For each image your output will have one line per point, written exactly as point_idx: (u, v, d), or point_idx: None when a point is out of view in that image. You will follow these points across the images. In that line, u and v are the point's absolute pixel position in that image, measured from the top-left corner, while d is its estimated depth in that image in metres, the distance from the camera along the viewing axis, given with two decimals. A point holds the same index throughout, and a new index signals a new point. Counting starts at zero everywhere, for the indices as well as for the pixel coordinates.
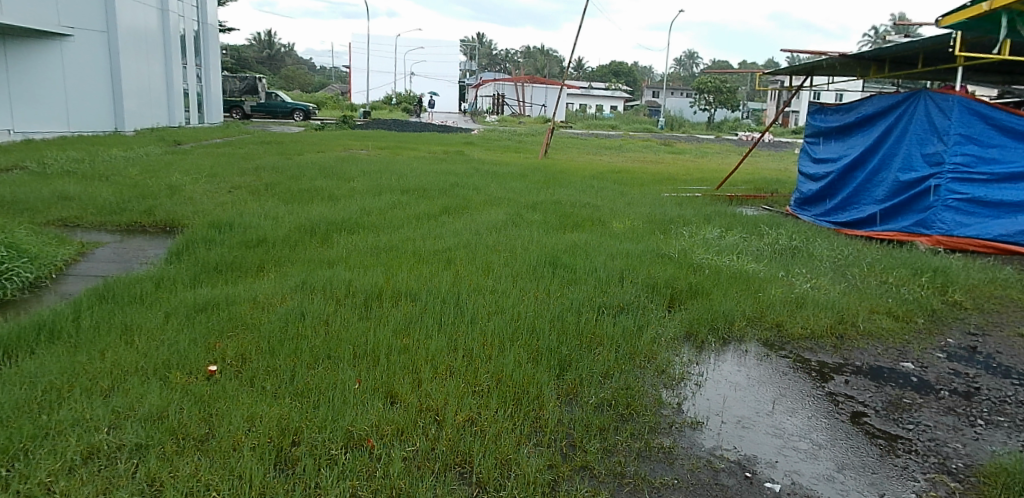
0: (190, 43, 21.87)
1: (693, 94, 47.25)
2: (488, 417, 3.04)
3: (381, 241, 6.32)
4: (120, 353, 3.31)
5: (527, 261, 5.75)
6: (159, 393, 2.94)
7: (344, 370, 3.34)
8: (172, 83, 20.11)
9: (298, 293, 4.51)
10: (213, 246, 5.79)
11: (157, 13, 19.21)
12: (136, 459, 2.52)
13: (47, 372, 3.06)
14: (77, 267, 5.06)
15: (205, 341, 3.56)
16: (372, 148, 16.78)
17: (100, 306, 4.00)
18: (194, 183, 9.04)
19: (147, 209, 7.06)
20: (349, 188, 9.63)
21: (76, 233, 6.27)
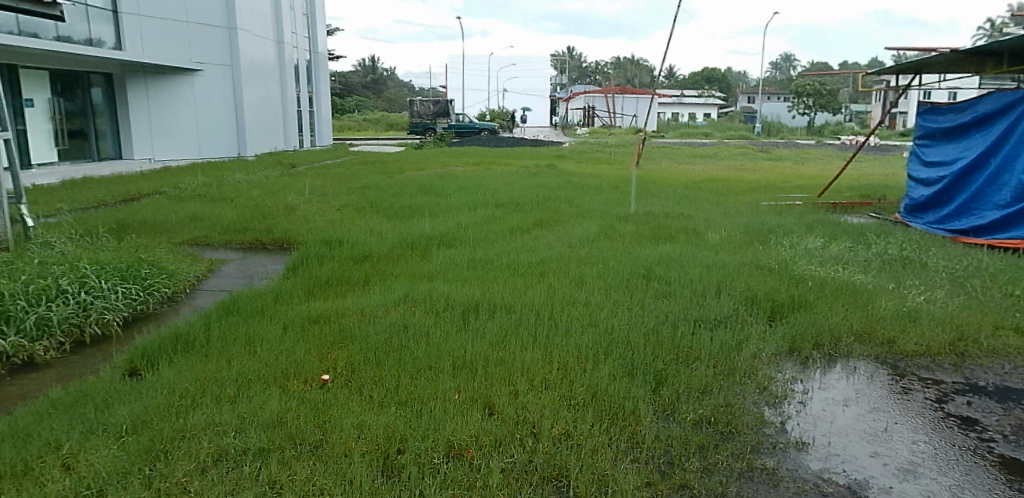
0: (302, 71, 23.29)
1: (792, 98, 45.41)
2: (584, 431, 3.07)
3: (477, 255, 6.49)
4: (244, 363, 3.59)
5: (619, 274, 5.74)
6: (277, 401, 3.16)
7: (444, 381, 3.46)
8: (287, 110, 21.49)
9: (400, 306, 4.72)
10: (323, 261, 6.16)
11: (274, 46, 20.61)
12: (258, 462, 2.71)
13: (182, 380, 3.36)
14: (207, 282, 5.52)
15: (317, 352, 3.79)
16: (466, 165, 17.20)
17: (226, 319, 4.35)
18: (306, 202, 9.63)
19: (267, 228, 7.60)
20: (445, 204, 9.93)
21: (205, 250, 6.83)
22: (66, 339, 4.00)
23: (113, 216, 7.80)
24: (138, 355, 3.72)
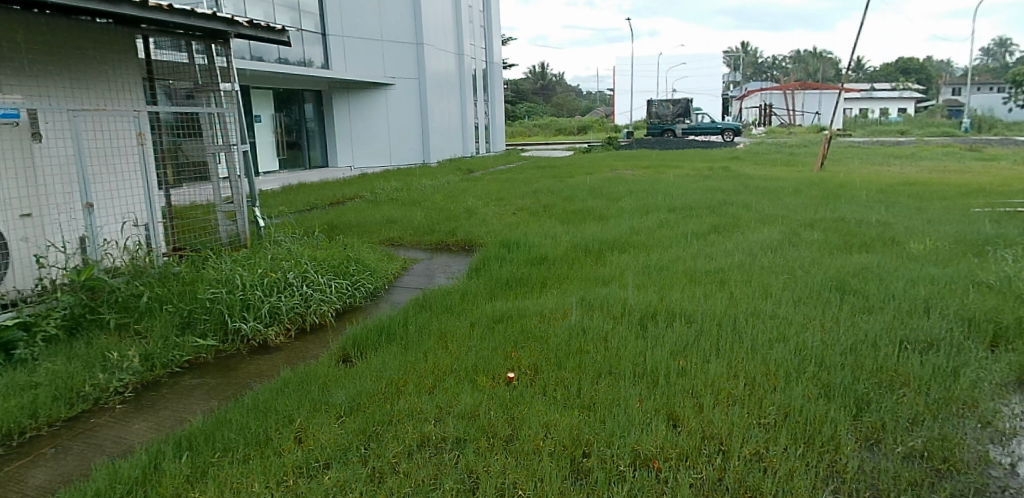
0: (479, 81, 24.40)
1: (1013, 89, 39.62)
2: (778, 453, 2.93)
3: (653, 260, 6.41)
4: (438, 357, 3.85)
5: (809, 285, 5.37)
6: (470, 395, 3.34)
7: (627, 387, 3.45)
8: (466, 119, 22.64)
9: (579, 309, 4.78)
10: (504, 263, 6.42)
11: (455, 58, 21.80)
12: (456, 451, 2.89)
13: (387, 369, 3.67)
14: (402, 280, 6.00)
15: (503, 350, 3.96)
16: (635, 168, 17.00)
17: (420, 315, 4.69)
18: (485, 206, 10.08)
19: (451, 231, 8.07)
20: (617, 208, 9.91)
21: (399, 250, 7.41)
22: (292, 326, 4.56)
23: (322, 217, 8.73)
24: (349, 344, 4.14)
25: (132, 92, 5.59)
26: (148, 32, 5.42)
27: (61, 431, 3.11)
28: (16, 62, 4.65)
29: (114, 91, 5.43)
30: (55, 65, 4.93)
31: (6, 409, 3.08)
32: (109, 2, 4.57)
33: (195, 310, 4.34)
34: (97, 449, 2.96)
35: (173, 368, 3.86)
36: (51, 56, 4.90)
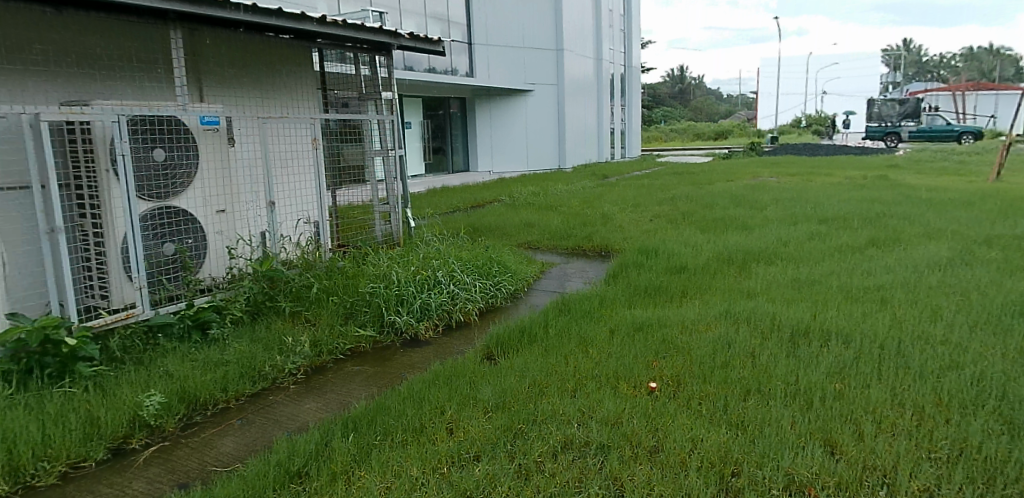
0: (616, 85, 24.22)
1: None
2: (953, 494, 2.68)
3: (802, 274, 6.08)
4: (580, 361, 3.89)
5: (986, 309, 4.86)
6: (613, 401, 3.35)
7: (778, 407, 3.30)
8: (603, 124, 22.59)
9: (723, 321, 4.64)
10: (642, 269, 6.36)
11: (594, 63, 21.81)
12: (601, 457, 2.91)
13: (530, 370, 3.77)
14: (541, 283, 6.13)
15: (645, 359, 3.93)
16: (780, 175, 16.15)
17: (561, 318, 4.77)
18: (622, 212, 10.03)
19: (588, 236, 8.12)
20: (761, 217, 9.48)
21: (537, 254, 7.57)
22: (440, 322, 4.83)
23: (464, 220, 9.09)
24: (493, 342, 4.29)
25: (308, 101, 6.13)
26: (321, 46, 5.92)
27: (246, 404, 3.51)
28: (217, 75, 5.32)
29: (292, 99, 5.98)
30: (246, 77, 5.56)
31: (204, 380, 3.52)
32: (293, 20, 5.08)
33: (356, 303, 4.74)
34: (275, 424, 3.31)
35: (337, 355, 4.22)
36: (244, 69, 5.54)
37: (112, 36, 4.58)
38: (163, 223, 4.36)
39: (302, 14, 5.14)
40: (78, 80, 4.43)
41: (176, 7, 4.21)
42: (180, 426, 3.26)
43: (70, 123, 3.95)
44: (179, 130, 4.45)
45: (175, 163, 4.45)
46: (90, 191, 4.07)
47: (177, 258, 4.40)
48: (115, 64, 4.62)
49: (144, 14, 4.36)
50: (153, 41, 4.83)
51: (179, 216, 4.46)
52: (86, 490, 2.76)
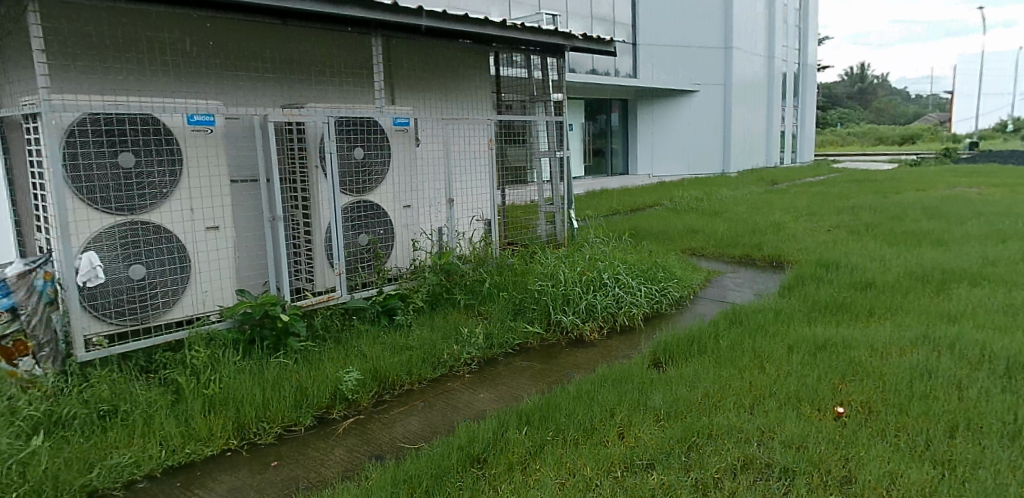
0: (789, 84, 22.74)
1: None
2: None
3: (1017, 299, 5.36)
4: (757, 377, 3.72)
5: None
6: (796, 423, 3.17)
7: (995, 449, 2.95)
8: (772, 126, 21.36)
9: (920, 347, 4.22)
10: (821, 283, 5.95)
11: (765, 61, 20.66)
12: (785, 481, 2.77)
13: (703, 381, 3.67)
14: (708, 291, 5.94)
15: (829, 381, 3.67)
16: (983, 186, 14.31)
17: (734, 330, 4.59)
18: (796, 221, 9.44)
19: (758, 245, 7.73)
20: (961, 232, 8.49)
21: (703, 261, 7.34)
22: (605, 324, 4.83)
23: (626, 223, 9.03)
24: (661, 349, 4.23)
25: (484, 102, 6.40)
26: (497, 49, 6.13)
27: (427, 389, 3.78)
28: (406, 80, 5.72)
29: (471, 101, 6.27)
30: (432, 80, 5.93)
31: (392, 362, 3.85)
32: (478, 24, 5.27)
33: (525, 300, 4.88)
34: (454, 410, 3.53)
35: (507, 348, 4.39)
36: (431, 73, 5.91)
37: (323, 45, 5.08)
38: (359, 216, 4.75)
39: (486, 18, 5.32)
40: (295, 85, 4.97)
41: (377, 16, 4.59)
42: (372, 402, 3.61)
43: (288, 124, 4.52)
44: (375, 130, 4.82)
45: (370, 161, 4.82)
46: (303, 184, 4.59)
47: (370, 248, 4.81)
48: (324, 70, 5.13)
49: (350, 24, 4.79)
50: (354, 49, 5.30)
51: (373, 209, 4.84)
52: (296, 451, 3.12)
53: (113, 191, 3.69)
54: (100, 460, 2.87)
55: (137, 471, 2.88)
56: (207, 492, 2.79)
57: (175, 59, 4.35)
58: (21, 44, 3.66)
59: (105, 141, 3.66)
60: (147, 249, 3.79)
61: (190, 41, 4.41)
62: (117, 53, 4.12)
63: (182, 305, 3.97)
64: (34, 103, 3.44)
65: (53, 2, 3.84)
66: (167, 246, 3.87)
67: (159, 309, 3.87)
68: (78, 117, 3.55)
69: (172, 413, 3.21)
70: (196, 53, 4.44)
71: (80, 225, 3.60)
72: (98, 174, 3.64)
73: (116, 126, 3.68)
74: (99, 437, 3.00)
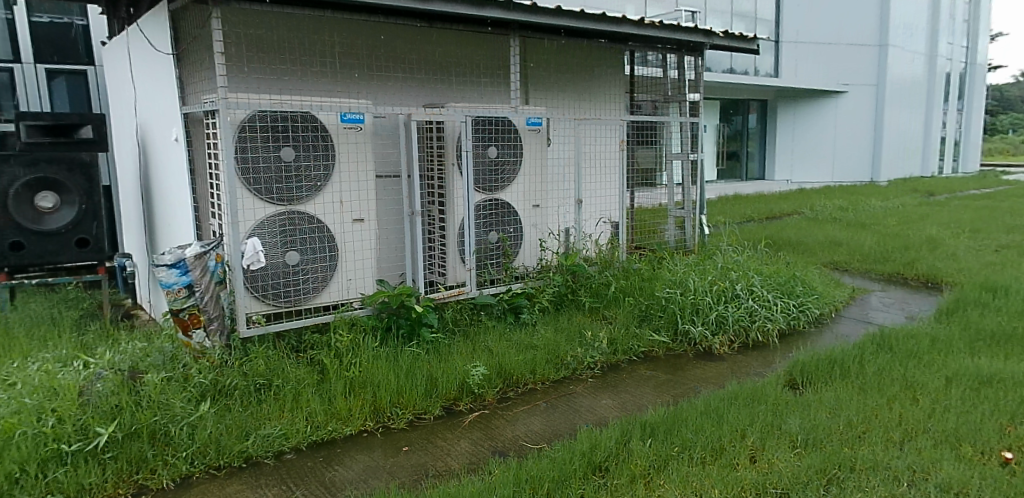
0: (953, 85, 20.66)
1: None
2: None
3: None
4: (908, 409, 3.43)
5: None
6: (954, 465, 2.89)
7: None
8: (932, 131, 19.52)
9: None
10: (987, 309, 5.36)
11: (926, 60, 18.91)
12: None
13: (845, 408, 3.43)
14: (851, 310, 5.55)
15: (996, 421, 3.31)
16: None
17: (881, 355, 4.25)
18: (957, 238, 8.57)
19: (912, 262, 7.10)
20: None
21: (846, 276, 6.86)
22: (736, 339, 4.65)
23: (762, 232, 8.61)
24: (798, 370, 4.00)
25: (619, 102, 6.32)
26: (634, 47, 6.04)
27: (550, 390, 3.82)
28: (541, 80, 5.78)
29: (606, 102, 6.21)
30: (568, 80, 5.94)
31: (517, 361, 3.92)
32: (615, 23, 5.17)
33: (652, 306, 4.78)
34: (577, 414, 3.54)
35: (631, 356, 4.35)
36: (566, 73, 5.92)
37: (466, 46, 5.24)
38: (491, 213, 4.86)
39: (623, 17, 5.21)
40: (437, 86, 5.17)
41: (516, 16, 4.66)
42: (497, 398, 3.71)
43: (429, 123, 4.70)
44: (509, 130, 4.91)
45: (504, 160, 4.90)
46: (439, 181, 4.76)
47: (499, 245, 4.91)
48: (464, 70, 5.29)
49: (491, 24, 4.92)
50: (493, 49, 5.41)
51: (504, 207, 4.93)
52: (424, 439, 3.28)
53: (275, 183, 4.02)
54: (255, 429, 3.17)
55: (285, 442, 3.16)
56: (344, 470, 3.00)
57: (331, 60, 4.66)
58: (205, 47, 4.08)
59: (269, 136, 3.99)
60: (301, 238, 4.12)
61: (346, 43, 4.70)
62: (283, 54, 4.48)
63: (329, 290, 4.28)
64: (213, 102, 3.83)
65: (232, 9, 4.23)
66: (318, 235, 4.19)
67: (310, 293, 4.20)
68: (249, 114, 3.89)
69: (317, 391, 3.47)
70: (350, 55, 4.73)
71: (247, 213, 3.96)
72: (263, 167, 3.98)
73: (279, 123, 4.00)
74: (254, 407, 3.31)
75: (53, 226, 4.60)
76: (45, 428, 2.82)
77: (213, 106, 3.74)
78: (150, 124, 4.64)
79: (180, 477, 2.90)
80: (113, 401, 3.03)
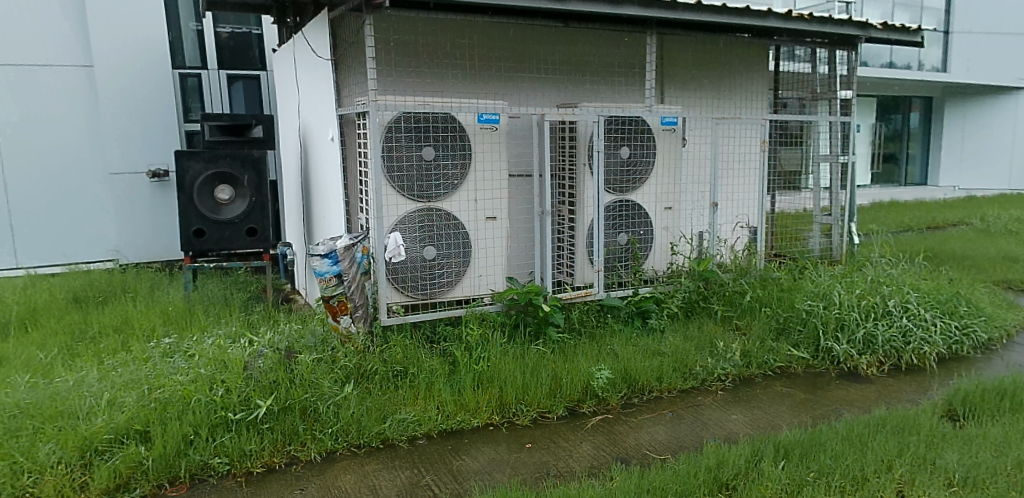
0: None
1: None
2: None
3: None
4: None
5: None
6: None
7: None
8: None
9: None
10: None
11: None
12: None
13: (1014, 448, 3.08)
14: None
15: None
16: None
17: None
18: None
19: None
20: None
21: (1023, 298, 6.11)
22: (886, 361, 4.31)
23: (921, 243, 7.88)
24: (957, 399, 3.64)
25: (762, 101, 6.04)
26: (781, 42, 5.75)
27: (677, 399, 3.77)
28: (681, 78, 5.64)
29: (747, 101, 5.95)
30: (707, 78, 5.75)
31: (643, 367, 3.89)
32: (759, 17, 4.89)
33: (791, 319, 4.54)
34: (705, 427, 3.45)
35: (765, 370, 4.18)
36: (706, 71, 5.73)
37: (603, 45, 5.21)
38: (621, 215, 4.81)
39: (768, 10, 4.92)
40: (573, 86, 5.20)
41: (654, 13, 4.55)
42: (622, 403, 3.71)
43: (562, 123, 4.72)
44: (644, 130, 4.80)
45: (637, 160, 4.83)
46: (570, 181, 4.77)
47: (628, 248, 4.86)
48: (601, 70, 5.27)
49: (628, 22, 4.87)
50: (632, 48, 5.34)
51: (635, 209, 4.86)
52: (548, 438, 3.34)
53: (417, 181, 4.24)
54: (391, 413, 3.40)
55: (418, 428, 3.36)
56: (471, 460, 3.13)
57: (471, 62, 4.82)
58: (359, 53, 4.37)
59: (413, 136, 4.19)
60: (438, 233, 4.32)
61: (486, 45, 4.84)
62: (426, 57, 4.69)
63: (462, 286, 4.46)
64: (364, 103, 4.08)
65: (383, 15, 4.50)
66: (454, 231, 4.37)
67: (444, 286, 4.39)
68: (395, 115, 4.11)
69: (448, 382, 3.64)
70: (489, 56, 4.87)
71: (390, 209, 4.21)
72: (406, 165, 4.20)
73: (422, 123, 4.18)
74: (392, 393, 3.53)
75: (229, 215, 5.13)
76: (215, 397, 3.17)
77: (365, 108, 3.99)
78: (310, 124, 5.05)
79: (326, 452, 3.18)
80: (271, 376, 3.35)
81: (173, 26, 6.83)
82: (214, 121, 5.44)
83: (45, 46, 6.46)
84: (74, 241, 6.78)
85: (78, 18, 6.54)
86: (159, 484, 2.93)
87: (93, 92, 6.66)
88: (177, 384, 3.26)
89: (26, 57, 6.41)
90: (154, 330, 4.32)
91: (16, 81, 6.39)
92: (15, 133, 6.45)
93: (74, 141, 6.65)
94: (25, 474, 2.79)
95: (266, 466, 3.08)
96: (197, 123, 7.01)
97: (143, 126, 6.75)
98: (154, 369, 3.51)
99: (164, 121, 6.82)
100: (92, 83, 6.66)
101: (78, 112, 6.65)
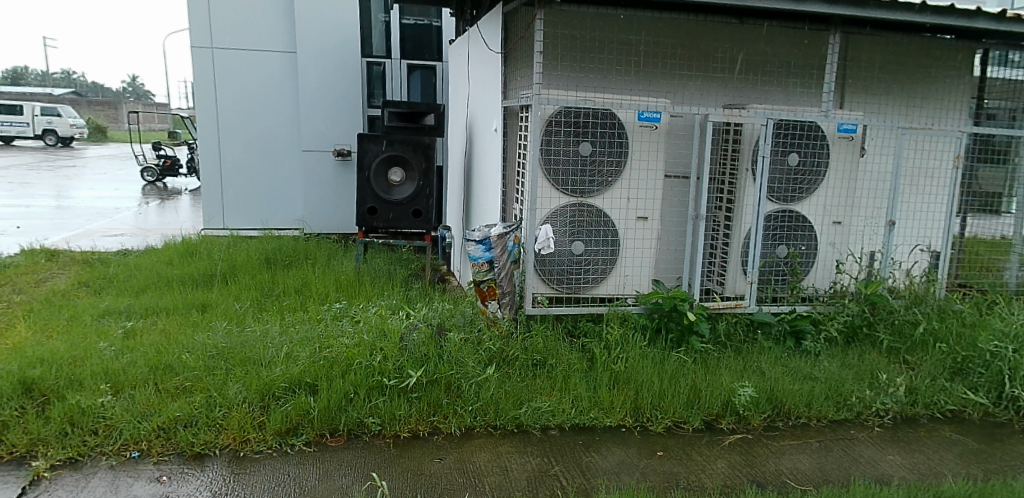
0: None
1: None
2: None
3: None
4: None
5: None
6: None
7: None
8: None
9: None
10: None
11: None
12: None
13: None
14: None
15: None
16: None
17: None
18: None
19: None
20: None
21: None
22: None
23: None
24: None
25: (960, 111, 5.42)
26: (992, 45, 5.11)
27: (827, 429, 3.56)
28: (867, 82, 5.21)
29: (943, 109, 5.37)
30: (897, 84, 5.26)
31: (792, 389, 3.70)
32: (965, 17, 4.35)
33: (971, 360, 4.06)
34: (856, 463, 3.23)
35: (933, 412, 3.81)
36: (896, 75, 5.24)
37: (781, 44, 4.93)
38: (785, 225, 4.57)
39: (976, 8, 4.34)
40: (742, 88, 4.99)
41: (840, 9, 4.22)
42: (764, 424, 3.56)
43: (727, 125, 4.56)
44: (818, 136, 4.50)
45: (808, 169, 4.54)
46: (730, 185, 4.62)
47: (787, 261, 4.61)
48: (776, 72, 5.01)
49: (808, 20, 4.59)
50: (814, 47, 4.99)
51: (799, 221, 4.59)
52: (681, 448, 3.30)
53: (573, 175, 4.30)
54: (528, 400, 3.52)
55: (552, 418, 3.45)
56: (600, 458, 3.17)
57: (637, 59, 4.77)
58: (527, 47, 4.49)
59: (571, 131, 4.26)
60: (587, 229, 4.37)
61: (653, 42, 4.77)
62: (592, 53, 4.72)
63: (607, 283, 4.49)
64: (529, 97, 4.21)
65: (555, 11, 4.56)
66: (603, 228, 4.39)
67: (591, 282, 4.45)
68: (556, 109, 4.20)
69: (584, 377, 3.70)
70: (655, 53, 4.80)
71: (544, 201, 4.31)
72: (562, 158, 4.28)
73: (580, 118, 4.24)
74: (530, 381, 3.64)
75: (398, 196, 5.52)
76: (374, 362, 3.47)
77: (528, 101, 4.13)
78: (477, 114, 5.28)
79: (465, 427, 3.37)
80: (422, 350, 3.58)
81: (365, 16, 7.40)
82: (392, 108, 5.85)
83: (259, 32, 7.28)
84: (269, 207, 7.64)
85: (287, 7, 7.30)
86: (321, 433, 3.26)
87: (292, 74, 7.42)
88: (343, 345, 3.61)
89: (243, 42, 7.26)
90: (327, 294, 4.78)
91: (234, 63, 7.27)
92: (230, 110, 7.35)
93: (276, 118, 7.47)
94: (217, 409, 3.25)
95: (412, 431, 3.32)
96: (378, 109, 7.55)
97: (332, 108, 7.41)
98: (325, 330, 3.91)
99: (350, 104, 7.46)
100: (294, 67, 7.41)
101: (281, 93, 7.44)
